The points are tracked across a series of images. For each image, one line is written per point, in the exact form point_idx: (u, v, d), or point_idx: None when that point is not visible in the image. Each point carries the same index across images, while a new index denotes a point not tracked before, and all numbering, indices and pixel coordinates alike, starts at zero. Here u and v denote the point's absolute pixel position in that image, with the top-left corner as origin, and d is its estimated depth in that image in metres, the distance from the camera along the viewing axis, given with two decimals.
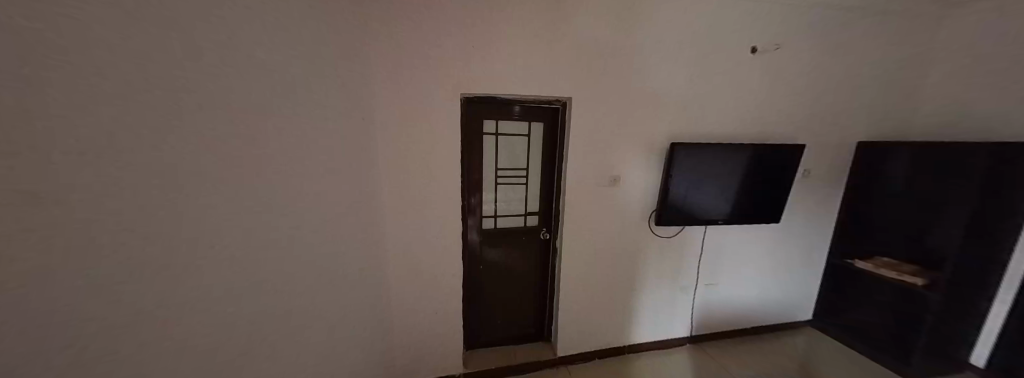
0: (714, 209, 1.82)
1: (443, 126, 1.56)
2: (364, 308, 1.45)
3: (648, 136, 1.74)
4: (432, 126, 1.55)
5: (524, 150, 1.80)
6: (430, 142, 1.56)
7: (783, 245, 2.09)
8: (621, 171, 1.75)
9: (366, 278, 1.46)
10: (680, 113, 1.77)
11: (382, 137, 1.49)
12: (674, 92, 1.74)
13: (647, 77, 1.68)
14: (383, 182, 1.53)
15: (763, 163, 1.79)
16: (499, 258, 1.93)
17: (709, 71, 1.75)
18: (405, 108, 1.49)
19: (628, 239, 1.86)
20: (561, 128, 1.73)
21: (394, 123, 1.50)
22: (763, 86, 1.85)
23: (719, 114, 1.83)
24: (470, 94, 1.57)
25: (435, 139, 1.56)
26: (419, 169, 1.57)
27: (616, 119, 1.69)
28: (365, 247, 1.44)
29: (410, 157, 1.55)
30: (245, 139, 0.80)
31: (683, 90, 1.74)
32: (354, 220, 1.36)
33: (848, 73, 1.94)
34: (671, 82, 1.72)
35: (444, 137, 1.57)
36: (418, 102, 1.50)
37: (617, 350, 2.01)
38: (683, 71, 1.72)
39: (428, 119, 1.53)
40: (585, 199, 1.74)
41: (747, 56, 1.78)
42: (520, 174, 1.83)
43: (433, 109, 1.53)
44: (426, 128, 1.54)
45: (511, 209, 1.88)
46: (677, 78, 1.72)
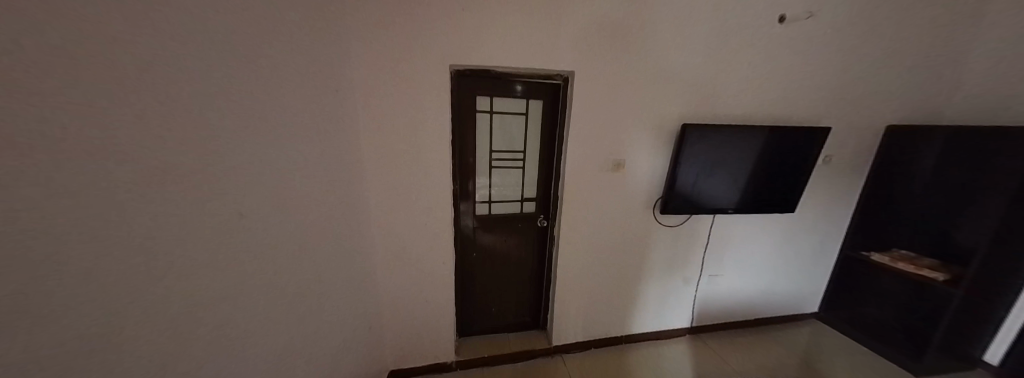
0: (725, 197, 1.69)
1: (435, 102, 1.39)
2: (352, 296, 1.39)
3: (659, 118, 1.59)
4: (423, 102, 1.39)
5: (522, 131, 1.66)
6: (421, 121, 1.41)
7: (796, 236, 1.97)
8: (626, 154, 1.61)
9: (353, 266, 1.37)
10: (694, 91, 1.60)
11: (368, 112, 1.33)
12: (691, 67, 1.56)
13: (660, 50, 1.49)
14: (372, 163, 1.40)
15: (782, 148, 1.64)
16: (494, 246, 1.84)
17: (729, 43, 1.56)
18: (391, 80, 1.32)
19: (630, 228, 1.75)
20: (563, 107, 1.57)
21: (381, 97, 1.33)
22: (790, 62, 1.66)
23: (739, 94, 1.65)
24: (460, 67, 1.40)
25: (427, 117, 1.41)
26: (408, 152, 1.43)
27: (624, 98, 1.53)
28: (351, 234, 1.34)
29: (401, 136, 1.40)
30: (235, 121, 0.72)
31: (699, 65, 1.56)
32: (338, 204, 1.24)
33: (887, 48, 1.73)
34: (687, 55, 1.53)
35: (435, 114, 1.41)
36: (405, 74, 1.33)
37: (614, 340, 1.97)
38: (701, 42, 1.53)
39: (419, 94, 1.37)
40: (586, 185, 1.62)
41: (775, 26, 1.58)
42: (517, 157, 1.70)
43: (424, 82, 1.36)
44: (414, 104, 1.38)
45: (506, 195, 1.77)
46: (694, 51, 1.54)
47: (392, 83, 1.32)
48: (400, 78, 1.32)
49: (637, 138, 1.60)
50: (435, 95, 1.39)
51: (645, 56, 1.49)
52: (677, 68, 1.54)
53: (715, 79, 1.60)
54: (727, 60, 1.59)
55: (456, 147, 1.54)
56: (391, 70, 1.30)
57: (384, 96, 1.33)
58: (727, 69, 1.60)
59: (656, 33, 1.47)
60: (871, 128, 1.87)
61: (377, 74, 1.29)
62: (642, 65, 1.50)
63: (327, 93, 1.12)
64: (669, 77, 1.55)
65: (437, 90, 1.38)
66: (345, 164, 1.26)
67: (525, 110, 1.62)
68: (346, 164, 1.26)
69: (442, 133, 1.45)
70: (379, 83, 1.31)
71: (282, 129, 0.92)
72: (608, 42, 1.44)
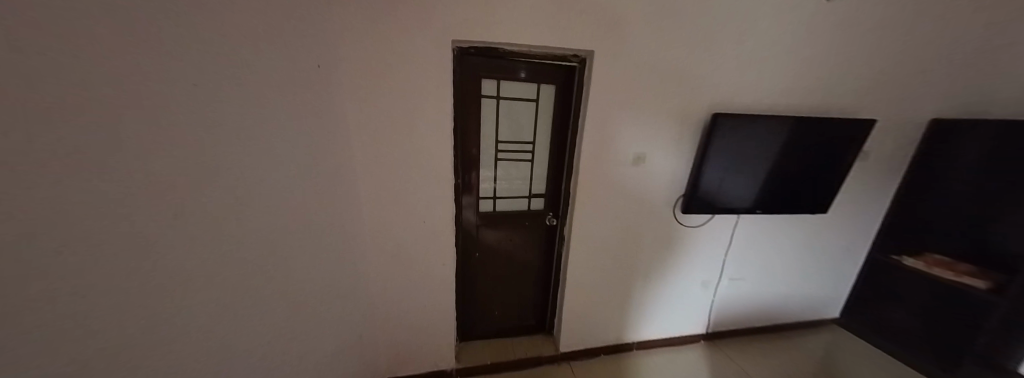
0: (753, 196, 1.54)
1: (432, 82, 1.17)
2: (336, 302, 1.23)
3: (684, 107, 1.42)
4: (419, 82, 1.15)
5: (531, 119, 1.49)
6: (417, 105, 1.18)
7: (823, 239, 1.83)
8: (647, 147, 1.45)
9: (336, 270, 1.19)
10: (728, 76, 1.41)
11: (354, 93, 1.08)
12: (727, 49, 1.36)
13: (694, 27, 1.29)
14: (362, 155, 1.17)
15: (821, 142, 1.47)
16: (499, 245, 1.70)
17: (769, 21, 1.36)
18: (380, 53, 1.06)
19: (646, 228, 1.61)
20: (578, 92, 1.39)
21: (368, 75, 1.08)
22: (833, 47, 1.48)
23: (776, 81, 1.47)
24: (464, 42, 1.19)
25: (424, 101, 1.19)
26: (402, 143, 1.21)
27: (648, 83, 1.35)
28: (333, 235, 1.15)
29: (394, 122, 1.18)
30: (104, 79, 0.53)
31: (735, 47, 1.37)
32: (315, 199, 1.06)
33: (942, 32, 1.55)
34: (724, 35, 1.34)
35: (433, 97, 1.19)
36: (397, 45, 1.08)
37: (615, 347, 1.84)
38: (740, 20, 1.33)
39: (414, 71, 1.13)
40: (601, 181, 1.46)
41: (820, 3, 1.39)
42: (525, 149, 1.53)
43: (420, 57, 1.12)
44: (409, 84, 1.14)
45: (513, 190, 1.61)
46: (732, 30, 1.34)
47: (380, 57, 1.07)
48: (391, 51, 1.08)
49: (659, 129, 1.43)
50: (433, 74, 1.15)
51: (677, 34, 1.29)
52: (711, 49, 1.35)
53: (753, 63, 1.41)
54: (767, 42, 1.39)
55: (458, 136, 1.36)
56: (379, 40, 1.05)
57: (371, 73, 1.08)
58: (765, 52, 1.41)
59: (690, 8, 1.26)
60: (911, 122, 1.71)
61: (361, 44, 1.03)
62: (672, 44, 1.30)
63: (290, 63, 0.89)
64: (701, 60, 1.35)
65: (435, 68, 1.15)
66: (326, 154, 1.05)
67: (535, 95, 1.45)
68: (330, 155, 1.07)
69: (441, 120, 1.24)
70: (365, 56, 1.05)
71: (214, 101, 0.73)
72: (636, 16, 1.23)
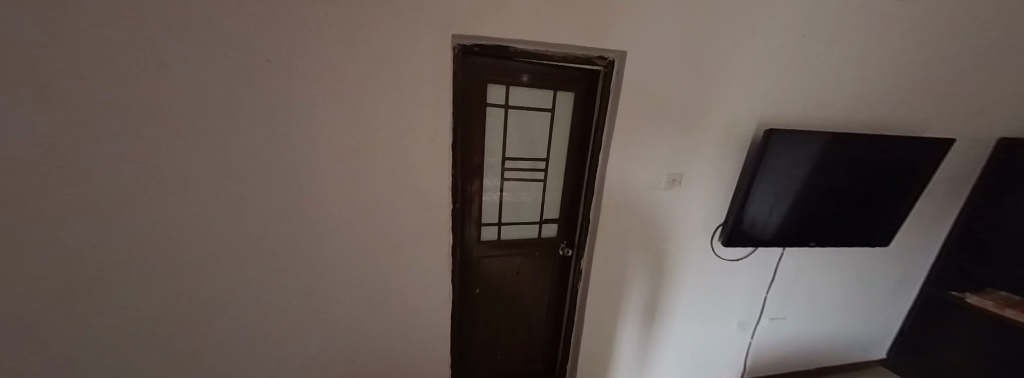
0: (808, 227, 1.30)
1: (427, 86, 0.91)
2: (301, 330, 1.07)
3: (729, 121, 1.19)
4: (411, 85, 0.89)
5: (546, 133, 1.25)
6: (407, 116, 0.93)
7: (874, 272, 1.60)
8: (684, 168, 1.21)
9: (306, 296, 1.03)
10: (785, 84, 1.17)
11: (322, 97, 0.82)
12: (787, 52, 1.12)
13: (751, 24, 1.05)
14: (336, 174, 0.92)
15: (889, 166, 1.23)
16: (504, 278, 1.45)
17: (839, 19, 1.11)
18: (358, 47, 0.81)
19: (675, 261, 1.38)
20: (604, 102, 1.15)
21: (342, 74, 0.82)
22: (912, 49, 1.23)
23: (839, 90, 1.23)
24: (467, 38, 0.94)
25: (416, 110, 0.93)
26: (385, 166, 0.96)
27: (690, 93, 1.12)
28: (301, 260, 0.99)
29: (377, 137, 0.92)
30: None
31: (797, 49, 1.13)
32: (269, 215, 0.90)
33: None
34: (787, 34, 1.09)
35: (428, 106, 0.94)
36: (381, 37, 0.82)
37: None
38: (807, 15, 1.08)
39: (404, 72, 0.87)
40: (626, 207, 1.24)
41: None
42: (538, 167, 1.29)
43: (412, 54, 0.86)
44: (397, 88, 0.88)
45: (521, 214, 1.37)
46: (796, 28, 1.09)
47: (359, 53, 0.82)
48: (374, 44, 0.82)
49: (699, 146, 1.20)
50: (428, 76, 0.90)
51: (729, 33, 1.05)
52: (769, 52, 1.11)
53: (813, 70, 1.17)
54: (836, 42, 1.15)
55: (458, 153, 1.11)
56: (357, 28, 0.79)
57: (345, 72, 0.82)
58: (828, 57, 1.16)
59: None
60: (978, 141, 1.49)
61: (331, 33, 0.78)
62: (722, 46, 1.07)
63: (242, 60, 0.72)
64: (756, 64, 1.12)
65: (431, 68, 0.89)
66: (290, 168, 0.87)
67: (551, 104, 1.21)
68: (293, 170, 0.87)
69: (438, 135, 0.98)
70: (338, 50, 0.80)
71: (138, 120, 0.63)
72: (682, 9, 0.99)
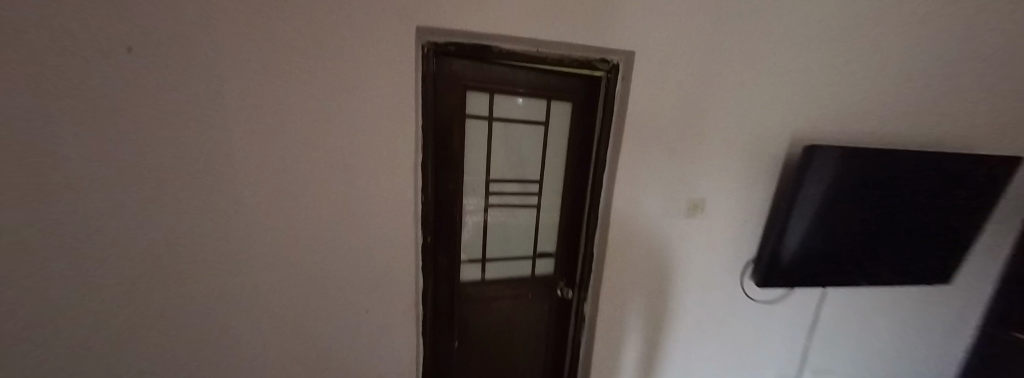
0: (857, 263, 1.07)
1: (382, 91, 0.69)
2: None
3: (761, 136, 0.98)
4: (358, 89, 0.67)
5: (538, 150, 1.04)
6: (354, 130, 0.69)
7: (926, 312, 1.36)
8: (707, 193, 1.00)
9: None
10: (829, 91, 0.97)
11: (220, 103, 0.56)
12: (830, 54, 0.93)
13: (782, 21, 0.88)
14: (246, 210, 0.65)
15: (957, 191, 1.02)
16: (489, 327, 1.18)
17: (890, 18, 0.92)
18: (276, 31, 0.56)
19: (694, 302, 1.14)
20: (608, 113, 0.96)
21: (251, 69, 0.57)
22: (983, 49, 1.02)
23: (904, 98, 1.00)
24: (438, 34, 0.75)
25: (367, 123, 0.70)
26: (325, 199, 0.71)
27: (711, 102, 0.92)
28: (196, 333, 0.68)
29: (308, 158, 0.67)
30: None
31: (843, 50, 0.93)
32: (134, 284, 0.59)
33: None
34: (828, 31, 0.91)
35: (384, 116, 0.71)
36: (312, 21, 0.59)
37: None
38: (854, 9, 0.90)
39: (349, 69, 0.65)
40: (636, 239, 1.01)
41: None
42: (529, 191, 1.08)
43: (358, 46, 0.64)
44: (337, 93, 0.65)
45: (510, 248, 1.13)
46: (840, 25, 0.91)
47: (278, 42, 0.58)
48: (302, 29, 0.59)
49: (725, 167, 0.99)
50: (383, 77, 0.68)
51: (756, 30, 0.87)
52: (806, 53, 0.92)
53: (863, 78, 0.96)
54: (892, 41, 0.95)
55: (430, 173, 0.89)
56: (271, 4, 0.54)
57: (257, 67, 0.57)
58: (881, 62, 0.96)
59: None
60: None
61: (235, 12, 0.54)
62: (749, 46, 0.89)
63: None
64: (790, 67, 0.93)
65: (388, 67, 0.68)
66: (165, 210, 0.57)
67: (545, 116, 1.01)
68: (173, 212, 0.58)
69: (399, 154, 0.75)
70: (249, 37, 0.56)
71: None
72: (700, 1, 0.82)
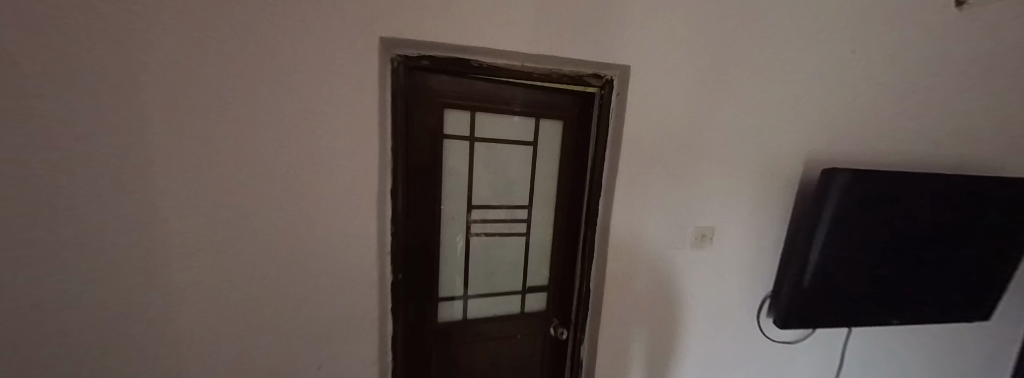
0: (887, 299, 0.95)
1: (337, 109, 0.59)
2: None
3: (772, 157, 0.88)
4: (308, 108, 0.57)
5: (527, 173, 0.94)
6: (302, 155, 0.58)
7: (961, 350, 1.22)
8: (716, 222, 0.89)
9: None
10: (843, 110, 0.88)
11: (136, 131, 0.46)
12: (841, 70, 0.86)
13: (788, 35, 0.81)
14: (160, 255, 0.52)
15: (995, 219, 0.91)
16: (473, 372, 1.04)
17: (903, 35, 0.85)
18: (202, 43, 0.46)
19: (704, 343, 1.01)
20: (603, 133, 0.86)
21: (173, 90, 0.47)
22: (1007, 65, 0.95)
23: (920, 117, 0.93)
24: (407, 46, 0.66)
25: (318, 147, 0.59)
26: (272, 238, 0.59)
27: (716, 121, 0.83)
28: None
29: (242, 190, 0.55)
30: None
31: (856, 65, 0.86)
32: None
33: None
34: (838, 46, 0.84)
35: (340, 138, 0.60)
36: (250, 30, 0.50)
37: None
38: (863, 22, 0.83)
39: (297, 86, 0.55)
40: (638, 274, 0.89)
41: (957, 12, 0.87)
42: (517, 218, 0.96)
43: (308, 59, 0.55)
44: (281, 113, 0.55)
45: (497, 282, 1.00)
46: (850, 39, 0.84)
47: (204, 54, 0.48)
48: (238, 41, 0.50)
49: (735, 192, 0.89)
50: (339, 94, 0.59)
51: (761, 44, 0.80)
52: (816, 68, 0.85)
53: (877, 96, 0.89)
54: (909, 55, 0.87)
55: (401, 202, 0.78)
56: None
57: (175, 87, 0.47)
58: (896, 80, 0.88)
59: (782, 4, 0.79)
60: None
61: (142, 18, 0.44)
62: (754, 61, 0.81)
63: None
64: (800, 83, 0.85)
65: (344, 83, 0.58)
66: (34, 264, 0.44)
67: (533, 136, 0.91)
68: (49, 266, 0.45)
69: (359, 183, 0.64)
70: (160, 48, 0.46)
71: None
72: (699, 13, 0.75)
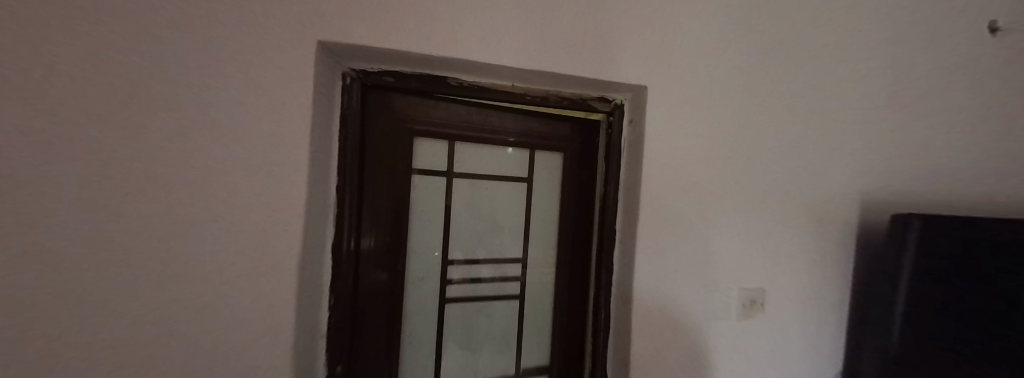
0: None
1: (234, 135, 0.38)
2: None
3: (822, 198, 0.72)
4: (180, 133, 0.35)
5: (520, 217, 0.74)
6: (161, 207, 0.35)
7: None
8: (767, 281, 0.69)
9: None
10: (887, 145, 0.76)
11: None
12: (880, 99, 0.76)
13: (821, 60, 0.71)
14: None
15: None
16: None
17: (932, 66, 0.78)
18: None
19: None
20: (612, 168, 0.69)
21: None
22: None
23: (963, 156, 0.83)
24: (363, 57, 0.51)
25: (194, 190, 0.36)
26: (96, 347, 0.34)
27: (757, 154, 0.68)
28: None
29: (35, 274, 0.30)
30: None
31: (892, 95, 0.77)
32: None
33: None
34: (871, 75, 0.75)
35: (236, 179, 0.39)
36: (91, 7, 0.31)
37: None
38: (892, 52, 0.77)
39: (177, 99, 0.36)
40: (674, 357, 0.66)
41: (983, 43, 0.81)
42: (509, 275, 0.74)
43: (196, 60, 0.36)
44: (122, 139, 0.32)
45: (481, 364, 0.74)
46: (882, 68, 0.76)
47: None
48: (52, 17, 0.29)
49: (785, 243, 0.70)
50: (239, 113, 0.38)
51: (796, 68, 0.69)
52: (855, 97, 0.74)
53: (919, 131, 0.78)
54: (942, 88, 0.80)
55: (345, 258, 0.57)
56: None
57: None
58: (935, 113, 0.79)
59: (813, 27, 0.70)
60: None
61: None
62: (789, 86, 0.69)
63: None
64: (840, 114, 0.73)
65: (255, 97, 0.39)
66: None
67: (526, 172, 0.73)
68: None
69: (269, 244, 0.41)
70: None
71: None
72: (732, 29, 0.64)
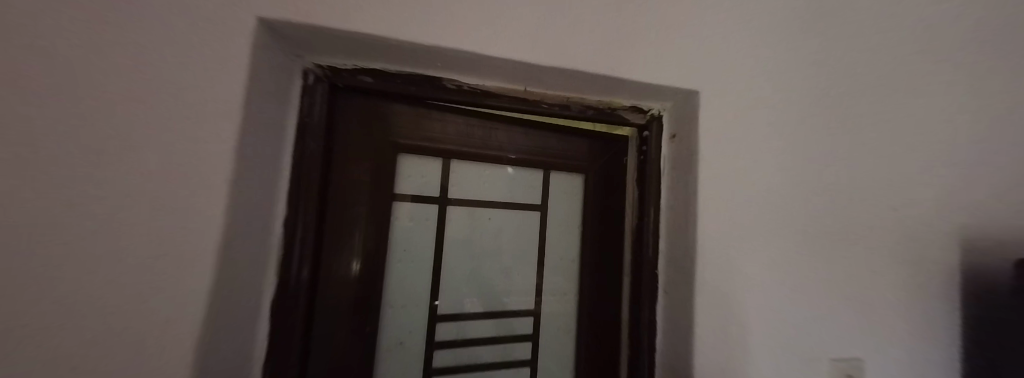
0: None
1: (113, 140, 0.25)
2: None
3: (926, 237, 0.56)
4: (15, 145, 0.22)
5: (533, 254, 0.58)
6: None
7: None
8: (866, 344, 0.51)
9: None
10: (1005, 170, 0.60)
11: None
12: (993, 109, 0.60)
13: (920, 62, 0.57)
14: None
15: None
16: None
17: None
18: None
19: None
20: (649, 194, 0.54)
21: None
22: None
23: None
24: (329, 47, 0.38)
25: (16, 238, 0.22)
26: None
27: (843, 181, 0.52)
28: None
29: None
30: None
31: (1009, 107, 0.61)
32: None
33: None
34: (983, 81, 0.60)
35: (98, 213, 0.24)
36: None
37: None
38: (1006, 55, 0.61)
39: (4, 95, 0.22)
40: None
41: None
42: (519, 334, 0.56)
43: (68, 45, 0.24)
44: None
45: None
46: (994, 73, 0.60)
47: None
48: None
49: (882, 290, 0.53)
50: (137, 110, 0.26)
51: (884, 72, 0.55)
52: (966, 110, 0.58)
53: None
54: None
55: (292, 317, 0.41)
56: None
57: None
58: None
59: (905, 23, 0.56)
60: None
61: None
62: (877, 92, 0.55)
63: None
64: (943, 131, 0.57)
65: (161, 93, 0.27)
66: None
67: (539, 198, 0.59)
68: None
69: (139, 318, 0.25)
70: None
71: None
72: (801, 24, 0.51)
